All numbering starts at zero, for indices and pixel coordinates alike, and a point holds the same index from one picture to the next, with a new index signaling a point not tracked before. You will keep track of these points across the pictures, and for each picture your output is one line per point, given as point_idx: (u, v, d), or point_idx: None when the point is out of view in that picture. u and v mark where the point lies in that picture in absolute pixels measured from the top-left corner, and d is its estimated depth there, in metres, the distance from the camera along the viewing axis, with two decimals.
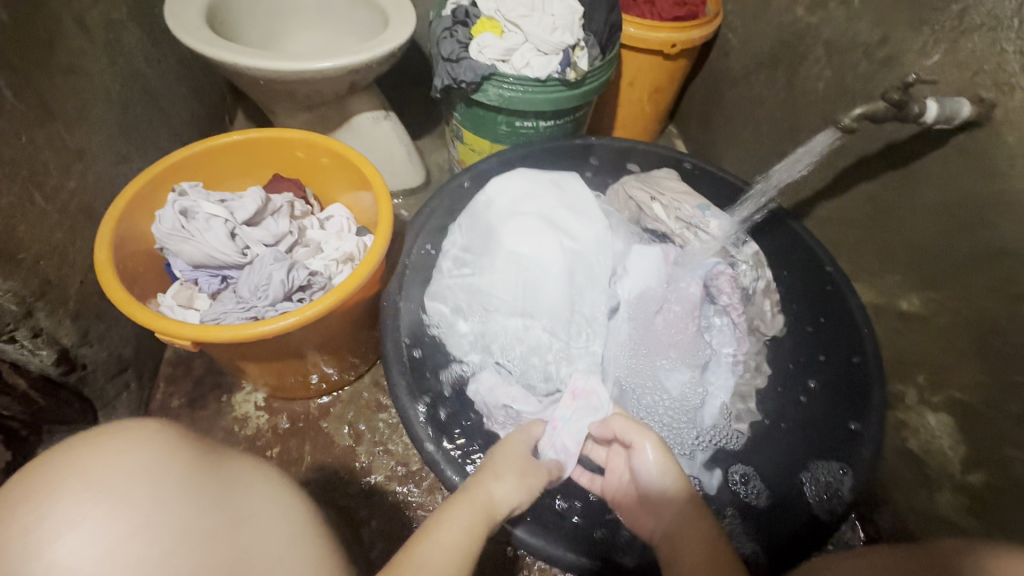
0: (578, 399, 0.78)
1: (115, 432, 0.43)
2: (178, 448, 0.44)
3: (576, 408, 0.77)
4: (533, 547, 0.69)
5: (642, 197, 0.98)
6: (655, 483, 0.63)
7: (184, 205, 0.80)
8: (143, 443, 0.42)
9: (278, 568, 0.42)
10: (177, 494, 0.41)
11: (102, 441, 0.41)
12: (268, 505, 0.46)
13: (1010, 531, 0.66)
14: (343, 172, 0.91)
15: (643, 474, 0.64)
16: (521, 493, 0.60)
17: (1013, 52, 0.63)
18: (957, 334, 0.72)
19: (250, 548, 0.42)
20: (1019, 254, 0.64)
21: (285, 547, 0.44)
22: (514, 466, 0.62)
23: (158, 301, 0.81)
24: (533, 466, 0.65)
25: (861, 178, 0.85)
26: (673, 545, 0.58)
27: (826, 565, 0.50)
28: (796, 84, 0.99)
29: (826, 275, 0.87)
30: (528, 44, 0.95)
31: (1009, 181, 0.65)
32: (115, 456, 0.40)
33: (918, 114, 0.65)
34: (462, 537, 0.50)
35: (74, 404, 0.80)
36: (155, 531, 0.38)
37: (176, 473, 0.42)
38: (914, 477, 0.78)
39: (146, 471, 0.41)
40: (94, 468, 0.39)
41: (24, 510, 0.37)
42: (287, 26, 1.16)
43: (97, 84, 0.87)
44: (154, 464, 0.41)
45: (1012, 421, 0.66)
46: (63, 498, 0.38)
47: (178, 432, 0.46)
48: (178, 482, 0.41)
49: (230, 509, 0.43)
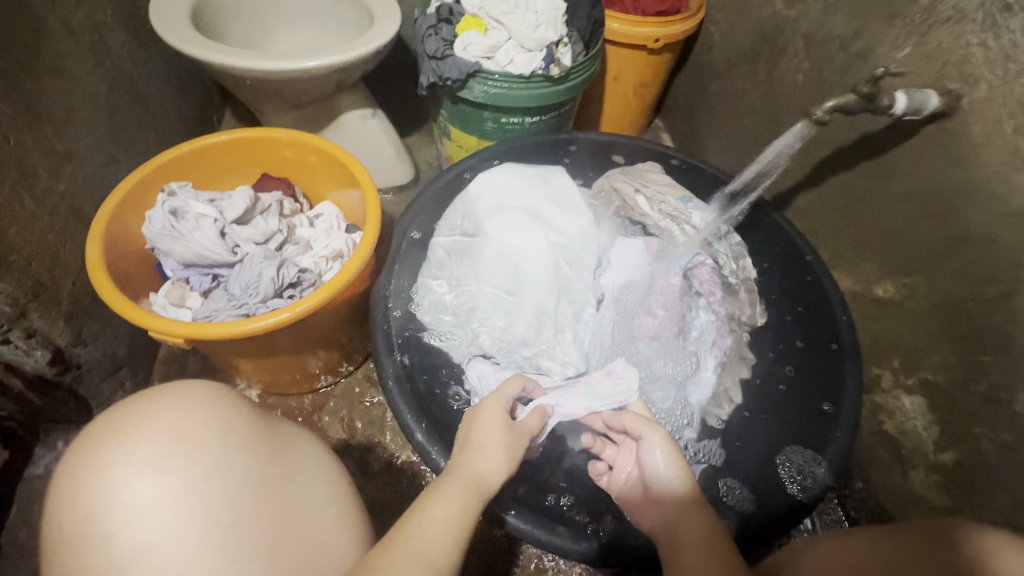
0: (610, 376, 0.83)
1: (187, 392, 0.53)
2: (238, 410, 0.54)
3: (605, 381, 0.83)
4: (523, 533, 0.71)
5: (626, 189, 1.01)
6: (661, 477, 0.63)
7: (174, 205, 0.81)
8: (209, 403, 0.52)
9: (307, 514, 0.52)
10: (236, 445, 0.50)
11: (177, 398, 0.52)
12: (306, 466, 0.56)
13: (978, 505, 0.69)
14: (331, 171, 0.92)
15: (651, 467, 0.65)
16: (508, 463, 0.60)
17: (977, 44, 0.65)
18: (929, 318, 0.74)
19: (286, 492, 0.51)
20: (984, 239, 0.67)
21: (316, 500, 0.54)
22: (498, 437, 0.62)
23: (150, 300, 0.82)
24: (517, 436, 0.65)
25: (839, 168, 0.88)
26: (671, 534, 0.57)
27: (828, 551, 0.51)
28: (776, 77, 1.01)
29: (806, 265, 0.91)
30: (512, 41, 0.97)
31: (974, 170, 0.67)
32: (188, 411, 0.51)
33: (887, 106, 0.67)
34: (452, 510, 0.52)
35: (70, 403, 0.82)
36: (217, 473, 0.48)
37: (235, 429, 0.52)
38: (890, 456, 0.81)
39: (212, 425, 0.51)
40: (172, 418, 0.50)
41: (117, 447, 0.47)
42: (273, 25, 1.17)
43: (84, 87, 0.87)
44: (218, 420, 0.51)
45: (980, 400, 0.68)
46: (148, 439, 0.48)
47: (238, 396, 0.57)
48: (236, 436, 0.51)
49: (275, 463, 0.52)
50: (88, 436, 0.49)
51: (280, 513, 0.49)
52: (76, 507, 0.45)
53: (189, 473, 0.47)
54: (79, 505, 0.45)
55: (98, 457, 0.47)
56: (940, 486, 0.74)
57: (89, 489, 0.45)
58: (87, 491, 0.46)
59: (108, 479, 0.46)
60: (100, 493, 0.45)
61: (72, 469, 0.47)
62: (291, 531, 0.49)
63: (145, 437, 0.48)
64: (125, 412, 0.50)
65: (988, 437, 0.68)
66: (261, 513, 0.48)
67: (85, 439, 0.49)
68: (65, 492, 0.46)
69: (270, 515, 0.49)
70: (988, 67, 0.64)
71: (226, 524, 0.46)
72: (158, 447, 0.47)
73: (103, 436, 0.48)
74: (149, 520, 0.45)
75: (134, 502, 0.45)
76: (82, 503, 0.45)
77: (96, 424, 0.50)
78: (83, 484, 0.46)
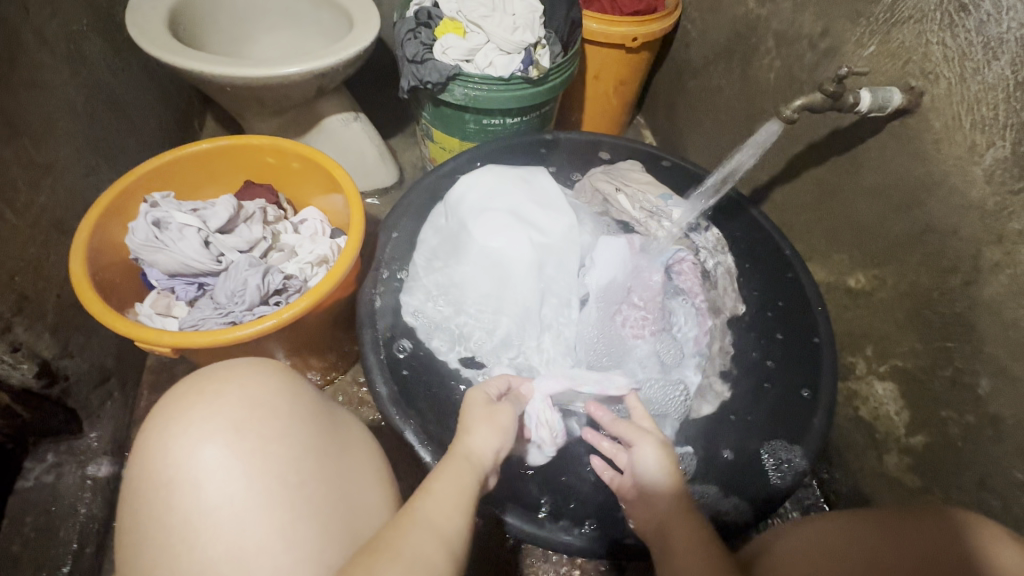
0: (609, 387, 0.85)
1: (259, 365, 0.56)
2: (300, 387, 0.56)
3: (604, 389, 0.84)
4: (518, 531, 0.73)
5: (608, 188, 1.03)
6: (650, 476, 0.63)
7: (157, 216, 0.81)
8: (279, 376, 0.55)
9: (363, 487, 0.52)
10: (304, 415, 0.53)
11: (253, 369, 0.55)
12: (361, 445, 0.57)
13: (947, 485, 0.72)
14: (314, 176, 0.93)
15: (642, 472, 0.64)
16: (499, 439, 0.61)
17: (936, 43, 0.68)
18: (898, 307, 0.77)
19: (345, 464, 0.52)
20: (946, 230, 0.70)
21: (369, 473, 0.55)
22: (484, 416, 0.63)
23: (136, 311, 0.83)
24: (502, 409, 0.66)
25: (811, 163, 0.90)
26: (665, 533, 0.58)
27: (797, 532, 0.55)
28: (750, 75, 1.03)
29: (784, 259, 0.94)
30: (491, 44, 0.98)
31: (936, 164, 0.70)
32: (259, 382, 0.53)
33: (852, 104, 0.70)
34: (453, 488, 0.53)
35: (59, 415, 0.82)
36: (288, 437, 0.50)
37: (303, 401, 0.54)
38: (865, 441, 0.84)
39: (284, 395, 0.53)
40: (249, 385, 0.52)
41: (201, 406, 0.50)
42: (252, 30, 1.17)
43: (62, 98, 0.87)
44: (289, 391, 0.54)
45: (946, 384, 0.71)
46: (229, 401, 0.50)
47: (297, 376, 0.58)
48: (305, 407, 0.53)
49: (334, 436, 0.54)
50: (173, 397, 0.52)
51: (340, 481, 0.50)
52: (162, 459, 0.47)
53: (265, 434, 0.49)
54: (164, 457, 0.47)
55: (183, 415, 0.49)
56: (911, 468, 0.77)
57: (175, 443, 0.48)
58: (172, 444, 0.48)
59: (192, 435, 0.48)
60: (184, 447, 0.47)
61: (157, 425, 0.50)
62: (348, 498, 0.50)
63: (226, 399, 0.50)
64: (206, 378, 0.53)
65: (954, 420, 0.71)
66: (325, 478, 0.49)
67: (170, 399, 0.52)
68: (151, 445, 0.49)
69: (333, 480, 0.50)
70: (947, 65, 0.67)
71: (295, 485, 0.47)
72: (239, 410, 0.50)
73: (187, 397, 0.51)
74: (229, 474, 0.46)
75: (217, 455, 0.47)
76: (167, 456, 0.47)
77: (180, 387, 0.53)
78: (169, 438, 0.48)
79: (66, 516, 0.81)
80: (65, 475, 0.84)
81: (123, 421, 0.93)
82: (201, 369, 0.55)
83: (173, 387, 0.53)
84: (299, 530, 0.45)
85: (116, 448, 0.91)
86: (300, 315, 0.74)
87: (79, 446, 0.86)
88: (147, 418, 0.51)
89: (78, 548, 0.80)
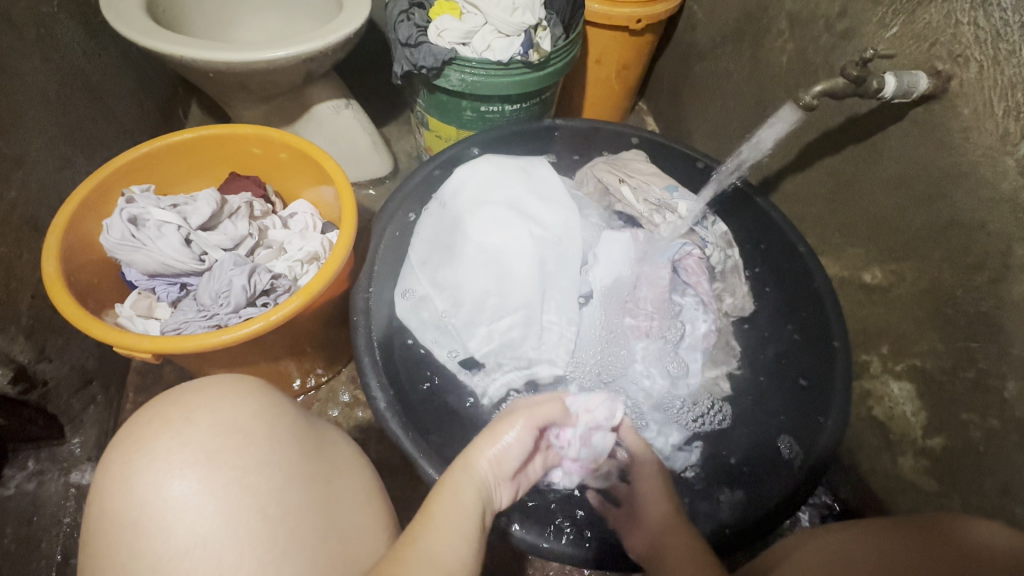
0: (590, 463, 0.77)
1: (233, 384, 0.52)
2: (282, 406, 0.52)
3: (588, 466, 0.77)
4: (526, 542, 0.69)
5: (611, 180, 0.98)
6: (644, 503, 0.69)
7: (133, 212, 0.77)
8: (257, 396, 0.51)
9: (355, 513, 0.49)
10: (286, 438, 0.49)
11: (228, 389, 0.51)
12: (350, 466, 0.54)
13: (966, 491, 0.69)
14: (303, 168, 0.88)
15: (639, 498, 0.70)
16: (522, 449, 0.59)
17: (966, 24, 0.63)
18: (917, 303, 0.74)
19: (335, 490, 0.49)
20: (972, 224, 0.66)
21: (360, 496, 0.52)
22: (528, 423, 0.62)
23: (115, 312, 0.78)
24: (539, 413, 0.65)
25: (825, 152, 0.86)
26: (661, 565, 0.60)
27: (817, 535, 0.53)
28: (760, 58, 0.98)
29: (798, 257, 0.87)
30: (489, 26, 0.93)
31: (962, 154, 0.65)
32: (237, 405, 0.49)
33: (876, 89, 0.65)
34: (455, 515, 0.50)
35: (39, 421, 0.79)
36: (269, 467, 0.46)
37: (284, 423, 0.50)
38: (877, 442, 0.81)
39: (263, 417, 0.49)
40: (223, 410, 0.49)
41: (169, 437, 0.46)
42: (236, 13, 1.11)
43: (31, 85, 0.81)
44: (268, 413, 0.50)
45: (969, 386, 0.68)
46: (201, 429, 0.47)
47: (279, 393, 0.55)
48: (287, 429, 0.50)
49: (320, 458, 0.50)
50: (137, 425, 0.48)
51: (327, 508, 0.47)
52: (125, 498, 0.44)
53: (243, 464, 0.46)
54: (128, 496, 0.44)
55: (149, 446, 0.46)
56: (928, 471, 0.74)
57: (141, 478, 0.44)
58: (138, 480, 0.44)
59: (161, 469, 0.45)
60: (151, 483, 0.44)
61: (120, 458, 0.46)
62: (336, 528, 0.47)
63: (196, 428, 0.47)
64: (175, 403, 0.49)
65: (976, 423, 0.68)
66: (313, 506, 0.46)
67: (134, 428, 0.48)
68: (113, 481, 0.45)
69: (320, 508, 0.47)
70: (979, 47, 0.62)
71: (280, 518, 0.44)
72: (214, 438, 0.46)
73: (153, 426, 0.47)
74: (203, 512, 0.43)
75: (188, 492, 0.44)
76: (133, 493, 0.44)
77: (146, 412, 0.49)
78: (135, 473, 0.45)
79: (48, 526, 0.78)
80: (47, 484, 0.81)
81: (107, 426, 0.89)
82: (169, 390, 0.51)
83: (139, 412, 0.50)
84: (282, 568, 0.42)
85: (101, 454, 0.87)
86: (290, 316, 0.69)
87: (62, 453, 0.83)
88: (110, 449, 0.48)
89: (62, 560, 0.78)
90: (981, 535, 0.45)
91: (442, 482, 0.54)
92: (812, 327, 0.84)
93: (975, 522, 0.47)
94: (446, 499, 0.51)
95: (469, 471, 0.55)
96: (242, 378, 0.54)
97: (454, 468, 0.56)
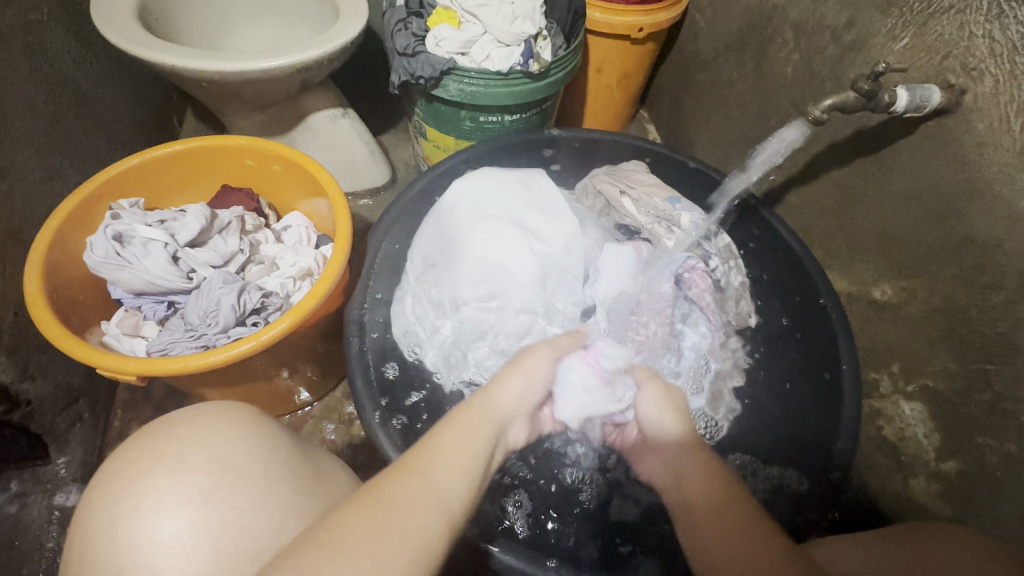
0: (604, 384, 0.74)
1: (225, 416, 0.49)
2: (279, 439, 0.50)
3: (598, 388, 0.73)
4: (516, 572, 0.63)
5: (612, 192, 0.96)
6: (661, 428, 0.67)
7: (118, 229, 0.74)
8: (251, 429, 0.49)
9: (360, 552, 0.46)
10: (282, 472, 0.47)
11: (222, 421, 0.49)
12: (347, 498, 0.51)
13: (981, 517, 0.66)
14: (297, 180, 0.86)
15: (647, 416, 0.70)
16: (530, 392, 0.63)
17: (981, 36, 0.61)
18: (928, 322, 0.71)
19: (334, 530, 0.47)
20: (988, 242, 0.64)
21: None
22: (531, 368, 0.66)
23: (100, 332, 0.76)
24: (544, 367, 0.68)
25: (832, 165, 0.84)
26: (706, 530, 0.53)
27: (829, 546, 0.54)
28: (764, 68, 0.96)
29: (823, 311, 0.80)
30: (488, 36, 0.91)
31: (977, 170, 0.63)
32: (233, 438, 0.47)
33: (888, 103, 0.63)
34: (465, 442, 0.49)
35: (22, 441, 0.74)
36: (266, 507, 0.44)
37: (280, 456, 0.48)
38: (887, 462, 0.77)
39: (258, 452, 0.47)
40: (217, 444, 0.46)
41: (160, 475, 0.44)
42: (231, 21, 1.09)
43: (18, 96, 0.79)
44: (264, 450, 0.47)
45: (984, 409, 0.66)
46: (193, 466, 0.44)
47: (269, 423, 0.52)
48: (283, 464, 0.47)
49: (315, 492, 0.48)
50: (123, 460, 0.46)
51: None
52: (111, 541, 0.42)
53: (237, 505, 0.43)
54: (114, 540, 0.42)
55: (138, 485, 0.43)
56: (941, 495, 0.71)
57: (128, 521, 0.42)
58: (125, 523, 0.42)
59: (149, 510, 0.42)
60: (138, 527, 0.42)
61: (106, 497, 0.44)
62: None
63: (190, 465, 0.45)
64: (163, 436, 0.47)
65: (992, 448, 0.65)
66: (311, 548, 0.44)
67: (120, 463, 0.46)
68: (98, 523, 0.43)
69: None
70: (994, 60, 0.60)
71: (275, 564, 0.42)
72: (206, 478, 0.44)
73: (142, 462, 0.45)
74: (194, 559, 0.41)
75: (179, 534, 0.41)
76: (119, 538, 0.41)
77: (134, 446, 0.46)
78: (122, 514, 0.42)
79: (29, 551, 0.75)
80: (30, 506, 0.76)
81: (94, 445, 0.87)
82: (159, 421, 0.49)
83: (124, 445, 0.47)
84: None
85: (86, 474, 0.84)
86: (282, 335, 0.67)
87: (46, 474, 0.79)
88: (94, 487, 0.45)
89: None
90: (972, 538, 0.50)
91: (455, 415, 0.53)
92: (828, 367, 0.79)
93: (966, 539, 0.50)
94: (460, 419, 0.53)
95: (485, 406, 0.57)
96: (232, 407, 0.52)
97: (469, 407, 0.55)
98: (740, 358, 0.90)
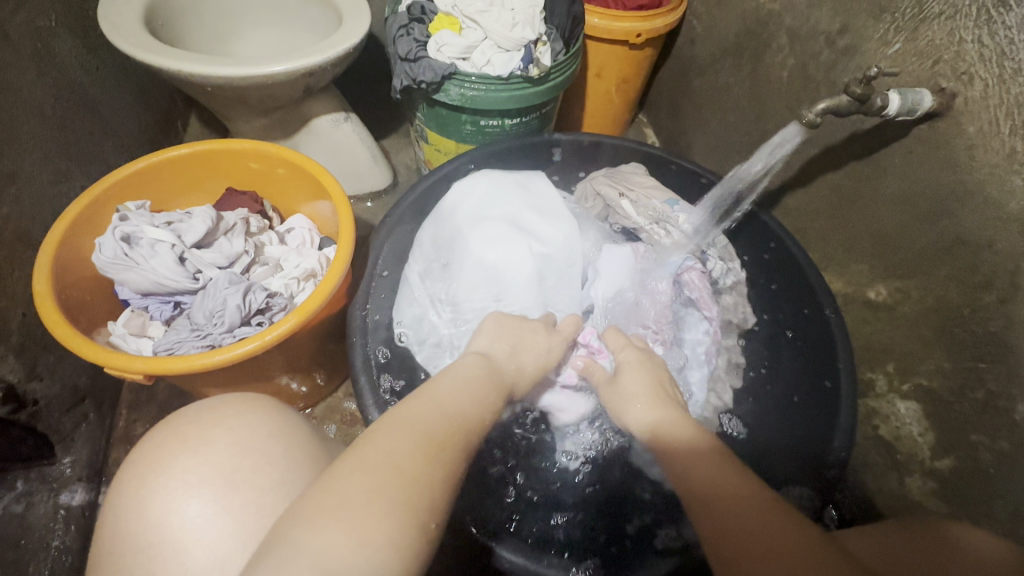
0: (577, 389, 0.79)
1: (246, 402, 0.51)
2: (297, 424, 0.51)
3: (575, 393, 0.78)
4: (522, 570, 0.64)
5: (610, 194, 0.98)
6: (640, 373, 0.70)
7: (127, 230, 0.76)
8: (271, 414, 0.50)
9: None
10: (301, 454, 0.48)
11: (245, 405, 0.50)
12: None
13: (975, 514, 0.67)
14: (300, 182, 0.87)
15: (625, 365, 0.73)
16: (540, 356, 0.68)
17: (971, 42, 0.62)
18: (922, 322, 0.72)
19: None
20: (980, 242, 0.65)
21: None
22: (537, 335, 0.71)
23: (110, 331, 0.77)
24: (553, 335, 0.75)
25: (827, 168, 0.86)
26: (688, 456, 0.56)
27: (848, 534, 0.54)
28: (760, 73, 0.97)
29: (826, 320, 0.80)
30: (489, 41, 0.93)
31: (969, 172, 0.65)
32: (254, 421, 0.48)
33: (881, 107, 0.65)
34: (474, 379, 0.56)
35: (29, 440, 0.74)
36: (288, 484, 0.45)
37: (298, 440, 0.49)
38: (883, 460, 0.78)
39: (278, 434, 0.48)
40: (240, 426, 0.47)
41: (185, 455, 0.45)
42: (236, 27, 1.11)
43: (27, 101, 0.81)
44: (284, 433, 0.49)
45: (977, 407, 0.67)
46: (217, 448, 0.46)
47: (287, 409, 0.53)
48: (304, 447, 0.49)
49: None
50: (151, 444, 0.47)
51: None
52: (141, 519, 0.43)
53: (260, 483, 0.44)
54: (144, 517, 0.43)
55: (165, 465, 0.45)
56: (936, 493, 0.71)
57: (156, 500, 0.43)
58: (156, 498, 0.43)
59: (177, 489, 0.44)
60: (166, 505, 0.43)
61: (133, 478, 0.45)
62: None
63: (213, 447, 0.46)
64: (187, 421, 0.48)
65: (986, 445, 0.66)
66: None
67: (140, 450, 0.47)
68: (129, 501, 0.44)
69: None
70: (984, 65, 0.61)
71: None
72: (231, 456, 0.45)
73: (169, 444, 0.46)
74: (220, 534, 0.42)
75: (203, 514, 0.43)
76: (149, 514, 0.43)
77: (157, 433, 0.48)
78: (151, 493, 0.44)
79: (37, 549, 0.74)
80: (36, 505, 0.76)
81: (99, 446, 0.88)
82: (176, 412, 0.50)
83: (148, 433, 0.49)
84: None
85: (91, 474, 0.85)
86: (287, 335, 0.68)
87: (52, 472, 0.79)
88: (118, 472, 0.47)
89: None
90: (976, 539, 0.50)
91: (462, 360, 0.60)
92: (827, 376, 0.79)
93: (959, 533, 0.51)
94: (467, 362, 0.59)
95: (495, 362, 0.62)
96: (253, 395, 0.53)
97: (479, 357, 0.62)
98: (739, 358, 0.91)
